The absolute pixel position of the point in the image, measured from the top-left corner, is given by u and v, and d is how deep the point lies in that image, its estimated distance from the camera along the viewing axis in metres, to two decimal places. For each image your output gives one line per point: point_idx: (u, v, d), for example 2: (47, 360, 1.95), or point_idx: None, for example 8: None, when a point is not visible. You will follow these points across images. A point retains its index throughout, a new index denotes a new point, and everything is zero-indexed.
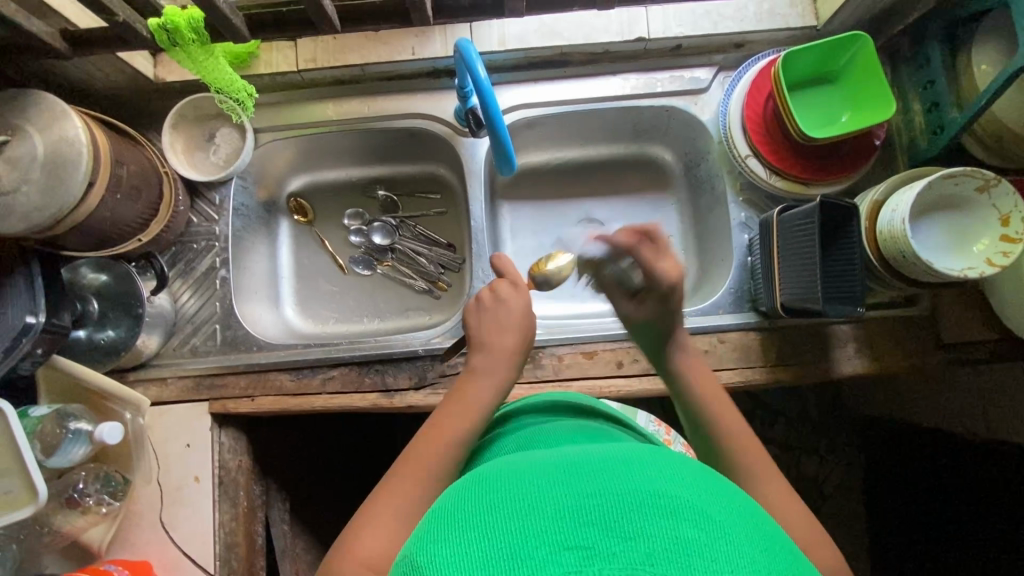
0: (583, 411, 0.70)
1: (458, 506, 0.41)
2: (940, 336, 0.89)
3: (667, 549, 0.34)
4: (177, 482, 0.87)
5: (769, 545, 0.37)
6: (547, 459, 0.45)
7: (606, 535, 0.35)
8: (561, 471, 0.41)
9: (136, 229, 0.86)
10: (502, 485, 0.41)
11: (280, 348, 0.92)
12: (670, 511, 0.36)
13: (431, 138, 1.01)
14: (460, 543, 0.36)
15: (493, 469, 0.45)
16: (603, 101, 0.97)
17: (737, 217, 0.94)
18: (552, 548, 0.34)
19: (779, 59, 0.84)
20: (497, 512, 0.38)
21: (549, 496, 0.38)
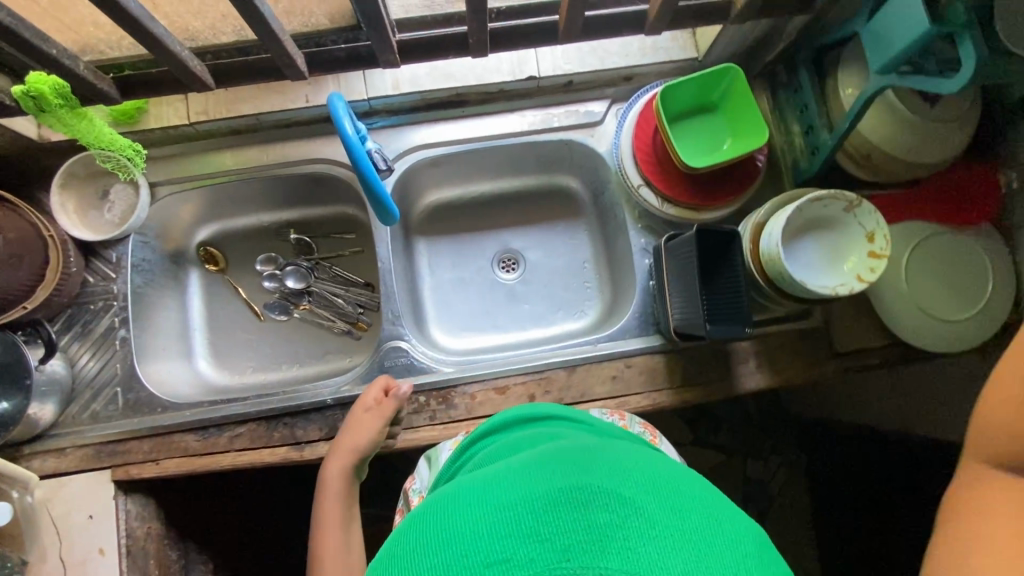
0: (530, 418, 0.72)
1: (396, 551, 0.46)
2: (835, 346, 0.94)
3: (577, 542, 0.39)
4: (79, 558, 0.84)
5: (681, 501, 0.44)
6: (472, 481, 0.50)
7: (524, 543, 0.40)
8: (481, 495, 0.46)
9: (20, 296, 0.82)
10: (430, 518, 0.46)
11: (186, 407, 0.90)
12: (578, 508, 0.42)
13: (337, 182, 1.02)
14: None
15: (426, 505, 0.50)
16: (503, 137, 1.00)
17: (636, 243, 0.97)
18: (476, 568, 0.39)
19: (658, 94, 0.87)
20: (424, 549, 0.43)
21: (468, 522, 0.43)
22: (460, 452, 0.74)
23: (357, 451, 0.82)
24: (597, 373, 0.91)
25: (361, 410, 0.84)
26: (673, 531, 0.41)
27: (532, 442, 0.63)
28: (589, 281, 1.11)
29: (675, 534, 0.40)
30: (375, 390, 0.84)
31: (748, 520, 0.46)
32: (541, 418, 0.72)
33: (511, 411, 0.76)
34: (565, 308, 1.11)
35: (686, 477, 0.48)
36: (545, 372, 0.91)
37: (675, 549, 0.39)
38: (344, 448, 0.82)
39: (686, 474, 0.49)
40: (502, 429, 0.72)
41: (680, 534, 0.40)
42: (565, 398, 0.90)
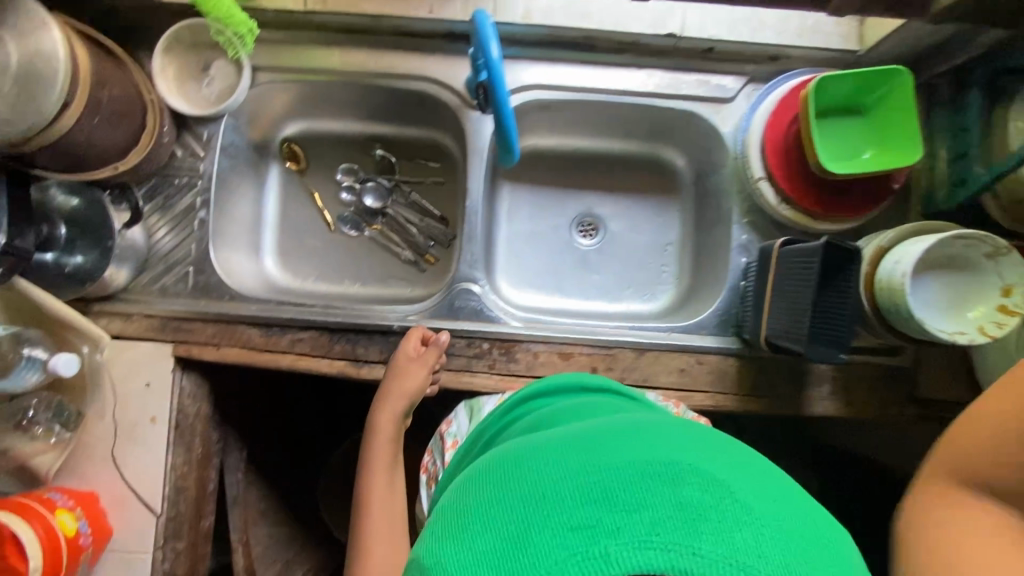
0: (593, 387, 0.72)
1: (472, 502, 0.47)
2: (916, 391, 0.89)
3: (666, 520, 0.39)
4: (131, 421, 0.86)
5: (768, 496, 0.43)
6: (547, 441, 0.50)
7: (612, 513, 0.40)
8: (562, 459, 0.46)
9: (113, 156, 0.80)
10: (506, 475, 0.47)
11: (253, 301, 0.90)
12: (667, 487, 0.41)
13: (439, 106, 0.96)
14: (475, 537, 0.42)
15: (499, 459, 0.51)
16: (622, 95, 0.93)
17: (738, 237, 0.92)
18: (561, 531, 0.40)
19: (814, 81, 0.79)
20: (505, 505, 0.44)
21: (552, 484, 0.43)
22: (519, 399, 0.73)
23: (404, 399, 0.82)
24: (665, 362, 0.88)
25: (405, 358, 0.83)
26: (762, 524, 0.40)
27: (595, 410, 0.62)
28: (667, 265, 1.07)
29: (766, 525, 0.40)
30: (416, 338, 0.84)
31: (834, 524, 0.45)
32: (605, 389, 0.72)
33: (571, 377, 0.74)
34: (636, 287, 1.07)
35: (766, 470, 0.47)
36: (613, 349, 0.88)
37: (765, 541, 0.39)
38: (394, 396, 0.82)
39: (766, 467, 0.48)
40: (564, 390, 0.72)
41: (771, 527, 0.40)
42: (627, 379, 0.87)
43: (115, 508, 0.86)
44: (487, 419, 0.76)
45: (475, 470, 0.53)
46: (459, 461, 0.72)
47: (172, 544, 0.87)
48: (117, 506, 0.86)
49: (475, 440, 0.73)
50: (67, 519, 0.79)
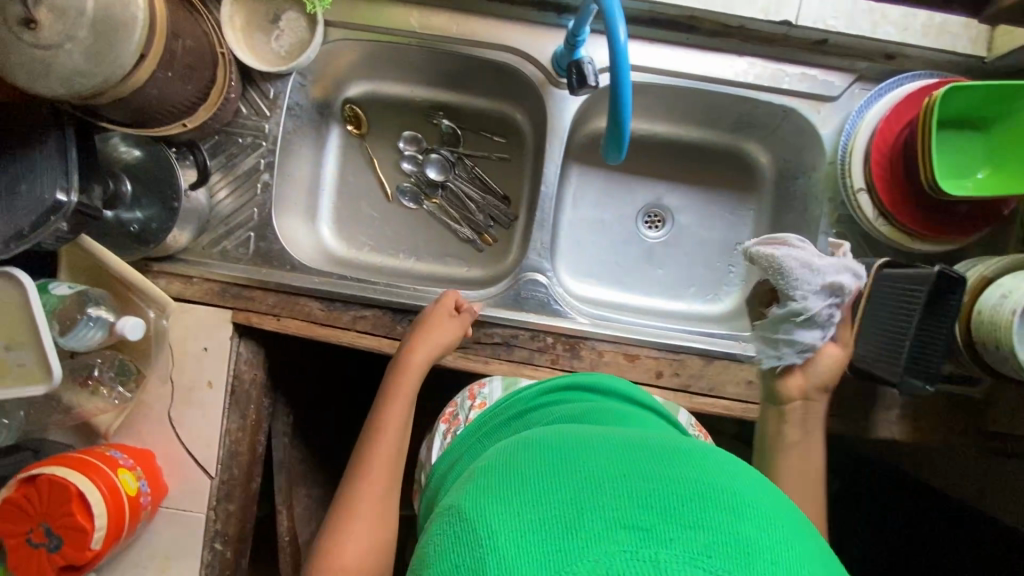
0: (622, 395, 0.70)
1: (509, 472, 0.45)
2: (988, 423, 0.86)
3: (719, 546, 0.37)
4: (189, 384, 0.86)
5: (813, 547, 0.41)
6: (599, 437, 0.49)
7: (664, 521, 0.38)
8: (611, 457, 0.44)
9: (183, 112, 0.76)
10: (550, 456, 0.46)
11: (315, 273, 0.87)
12: (727, 513, 0.39)
13: (520, 81, 0.90)
14: (517, 505, 0.41)
15: (546, 438, 0.49)
16: (718, 83, 0.86)
17: (798, 274, 0.69)
18: (611, 525, 0.38)
19: (939, 91, 0.73)
20: (551, 481, 0.42)
21: (605, 476, 0.42)
22: (554, 386, 0.71)
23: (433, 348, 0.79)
24: (733, 371, 0.86)
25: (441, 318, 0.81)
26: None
27: (629, 422, 0.61)
28: (735, 265, 1.03)
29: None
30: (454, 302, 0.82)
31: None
32: (636, 400, 0.70)
33: (619, 382, 0.74)
34: (700, 285, 1.04)
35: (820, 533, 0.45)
36: (681, 354, 0.85)
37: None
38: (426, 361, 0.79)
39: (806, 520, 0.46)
40: (603, 392, 0.70)
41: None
42: (692, 386, 0.85)
43: (170, 467, 0.86)
44: (514, 393, 0.74)
45: (508, 445, 0.51)
46: (473, 429, 0.70)
47: (224, 506, 0.88)
48: (172, 465, 0.86)
49: (496, 411, 0.71)
50: (128, 478, 0.79)
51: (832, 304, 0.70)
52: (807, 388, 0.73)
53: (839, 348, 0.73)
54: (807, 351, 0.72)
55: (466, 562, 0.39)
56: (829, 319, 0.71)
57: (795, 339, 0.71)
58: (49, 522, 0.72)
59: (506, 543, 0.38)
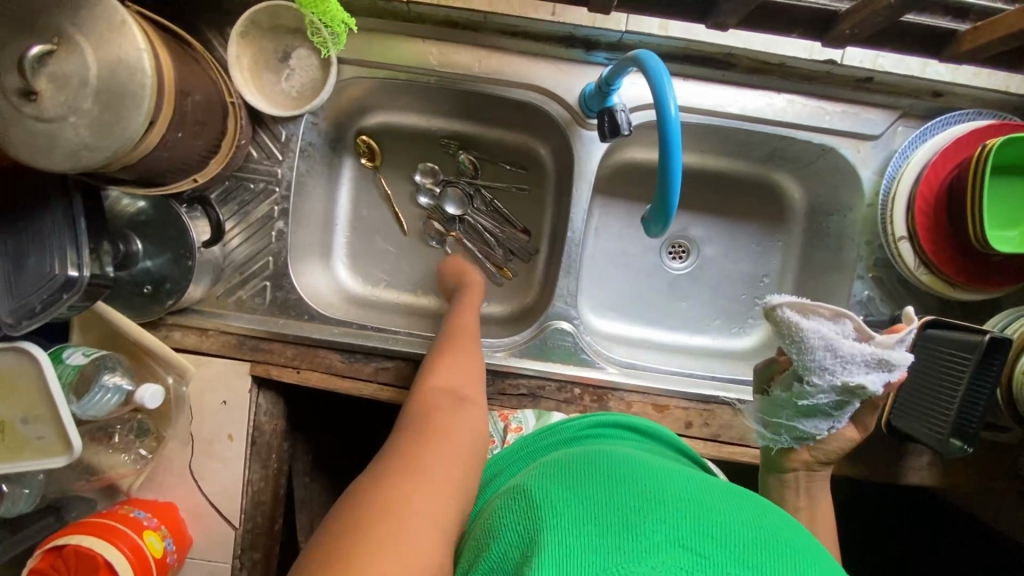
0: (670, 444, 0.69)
1: (581, 475, 0.50)
2: (1018, 469, 0.86)
3: None
4: (209, 438, 0.84)
5: None
6: (664, 469, 0.53)
7: (721, 556, 0.41)
8: (677, 489, 0.48)
9: (193, 168, 0.72)
10: (619, 474, 0.50)
11: (334, 323, 0.85)
12: (779, 561, 0.42)
13: (544, 118, 0.85)
14: (585, 500, 0.46)
15: (615, 457, 0.54)
16: (753, 122, 0.82)
17: (818, 356, 0.62)
18: (669, 541, 0.42)
19: (993, 141, 0.69)
20: (619, 491, 0.47)
21: (670, 501, 0.46)
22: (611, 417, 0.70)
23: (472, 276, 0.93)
24: None
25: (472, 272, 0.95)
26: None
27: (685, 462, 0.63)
28: (761, 298, 1.00)
29: None
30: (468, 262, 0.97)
31: None
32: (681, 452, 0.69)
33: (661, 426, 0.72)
34: (725, 318, 1.01)
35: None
36: (711, 404, 0.83)
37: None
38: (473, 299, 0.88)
39: None
40: (651, 436, 0.68)
41: None
42: (722, 436, 0.83)
43: (193, 519, 0.86)
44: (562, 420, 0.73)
45: (576, 454, 0.55)
46: (509, 452, 0.68)
47: (249, 555, 0.87)
48: (195, 518, 0.85)
49: (546, 433, 0.67)
50: (154, 539, 0.78)
51: (847, 397, 0.64)
52: (811, 462, 0.69)
53: (854, 432, 0.69)
54: (808, 440, 0.68)
55: (531, 535, 0.44)
56: (840, 413, 0.66)
57: (796, 426, 0.68)
58: None
59: (573, 529, 0.43)
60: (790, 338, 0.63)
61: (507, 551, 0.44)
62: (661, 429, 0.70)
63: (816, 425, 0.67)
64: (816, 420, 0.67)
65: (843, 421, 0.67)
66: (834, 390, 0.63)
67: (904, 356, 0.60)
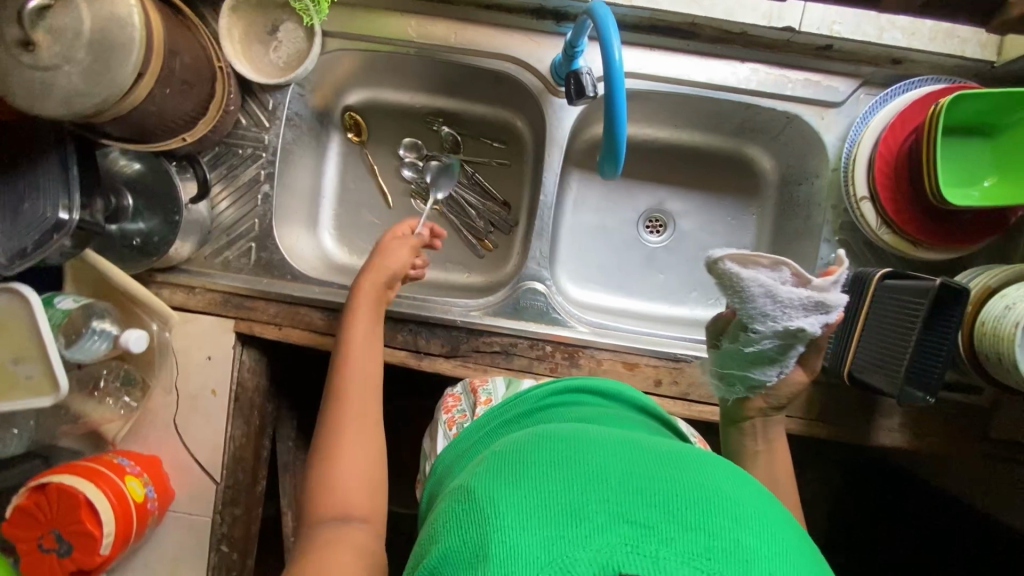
0: (623, 401, 0.69)
1: (523, 459, 0.47)
2: (989, 431, 0.86)
3: (719, 548, 0.38)
4: (193, 392, 0.87)
5: (815, 567, 0.42)
6: (609, 436, 0.50)
7: (667, 521, 0.39)
8: (623, 457, 0.46)
9: (181, 127, 0.77)
10: (562, 450, 0.47)
11: (316, 282, 0.88)
12: (729, 518, 0.40)
13: (518, 88, 0.89)
14: (522, 490, 0.42)
15: (557, 433, 0.51)
16: (718, 90, 0.85)
17: (759, 302, 0.64)
18: (614, 517, 0.39)
19: (945, 100, 0.71)
20: (558, 474, 0.44)
21: (611, 474, 0.43)
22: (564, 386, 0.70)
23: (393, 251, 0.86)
24: None
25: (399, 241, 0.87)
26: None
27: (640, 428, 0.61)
28: None
29: None
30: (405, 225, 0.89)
31: None
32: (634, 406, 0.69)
33: (619, 385, 0.72)
34: (701, 290, 1.03)
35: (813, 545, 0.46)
36: (680, 362, 0.85)
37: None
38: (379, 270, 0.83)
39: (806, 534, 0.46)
40: (608, 398, 0.69)
41: None
42: (691, 394, 0.85)
43: (176, 473, 0.88)
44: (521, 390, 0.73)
45: (521, 435, 0.53)
46: (477, 425, 0.67)
47: (230, 510, 0.90)
48: (178, 471, 0.88)
49: (507, 405, 0.67)
50: (136, 484, 0.80)
51: (790, 341, 0.67)
52: (766, 408, 0.73)
53: (804, 375, 0.72)
54: (761, 386, 0.72)
55: (470, 538, 0.41)
56: (787, 358, 0.70)
57: (748, 374, 0.72)
58: (60, 528, 0.74)
59: (511, 524, 0.40)
60: (732, 288, 0.65)
61: (448, 552, 0.41)
62: (616, 387, 0.70)
63: (765, 371, 0.71)
64: (765, 367, 0.70)
65: (793, 366, 0.71)
66: (778, 334, 0.67)
67: (840, 297, 0.63)
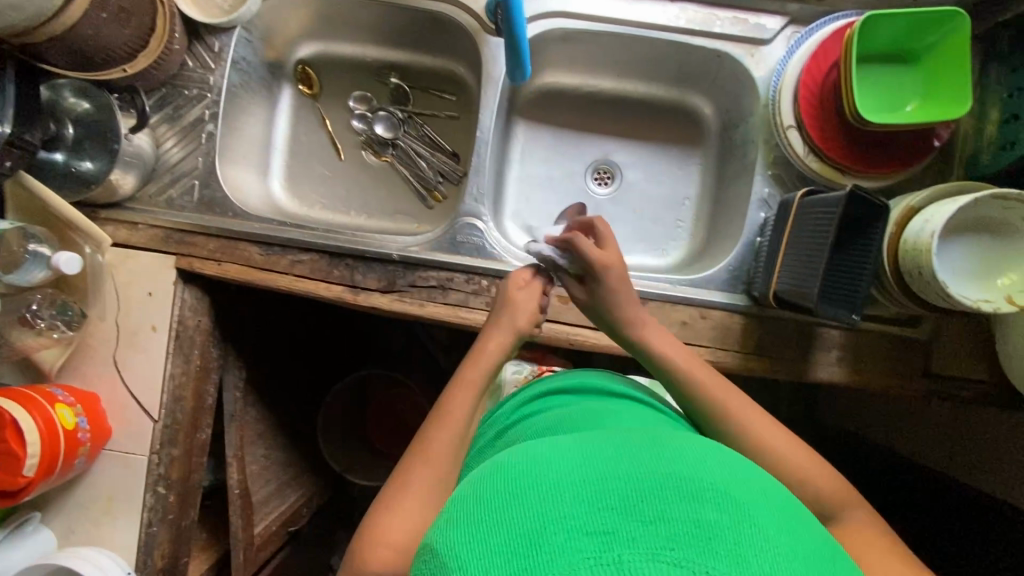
0: (608, 392, 0.72)
1: (479, 494, 0.45)
2: (930, 365, 0.85)
3: (682, 533, 0.37)
4: (133, 327, 0.88)
5: (787, 525, 0.41)
6: (567, 446, 0.49)
7: (626, 521, 0.38)
8: (576, 465, 0.44)
9: (121, 57, 0.81)
10: (516, 474, 0.45)
11: (255, 219, 0.90)
12: (685, 500, 0.40)
13: (456, 30, 0.93)
14: (480, 529, 0.41)
15: (517, 456, 0.49)
16: (648, 28, 0.88)
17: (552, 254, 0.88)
18: (573, 534, 0.38)
19: (858, 21, 0.73)
20: (515, 502, 0.42)
21: (567, 486, 0.42)
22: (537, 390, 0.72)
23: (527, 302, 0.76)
24: (668, 313, 0.85)
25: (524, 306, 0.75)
26: (786, 554, 0.38)
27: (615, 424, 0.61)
28: (683, 219, 1.02)
29: (788, 554, 0.38)
30: (525, 276, 0.77)
31: (844, 562, 0.43)
32: (622, 395, 0.71)
33: (590, 377, 0.74)
34: (648, 240, 1.02)
35: (790, 503, 0.45)
36: None
37: (786, 567, 0.37)
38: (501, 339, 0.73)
39: (778, 489, 0.46)
40: (583, 392, 0.71)
41: (790, 556, 0.38)
42: None
43: (114, 410, 0.88)
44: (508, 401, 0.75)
45: (480, 468, 0.51)
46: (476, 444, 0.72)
47: (167, 450, 0.89)
48: (116, 408, 0.88)
49: (509, 417, 0.72)
50: (66, 413, 0.80)
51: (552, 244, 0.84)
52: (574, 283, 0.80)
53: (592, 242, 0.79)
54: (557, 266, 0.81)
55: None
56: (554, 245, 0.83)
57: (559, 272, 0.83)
58: None
59: None
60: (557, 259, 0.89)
61: None
62: (587, 374, 0.76)
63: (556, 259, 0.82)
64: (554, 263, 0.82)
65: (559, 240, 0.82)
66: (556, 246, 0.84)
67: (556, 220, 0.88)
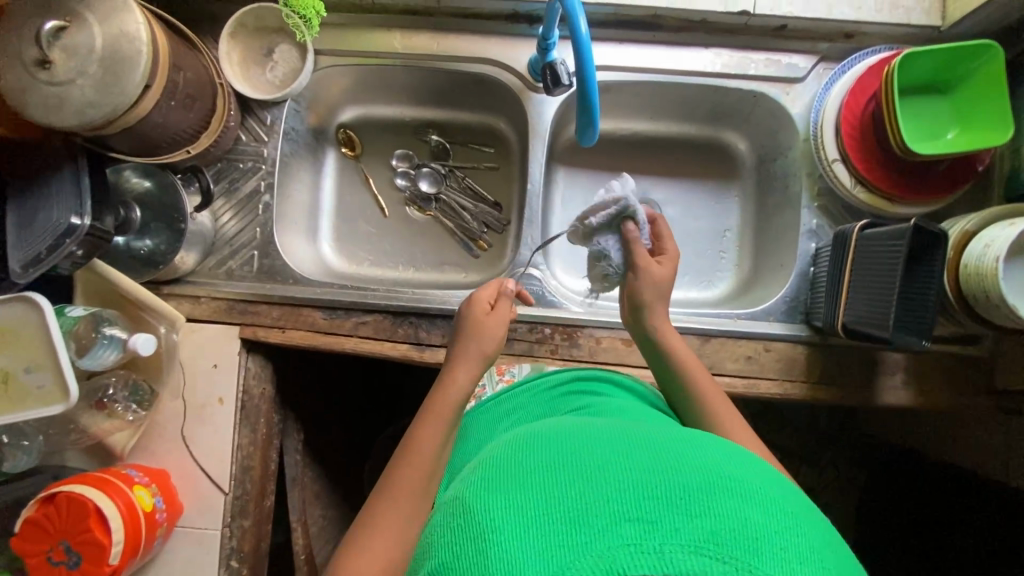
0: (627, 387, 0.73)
1: (516, 466, 0.45)
2: (994, 382, 0.86)
3: (728, 530, 0.37)
4: (200, 401, 0.88)
5: (823, 536, 0.41)
6: (605, 432, 0.49)
7: (671, 512, 0.38)
8: (618, 452, 0.44)
9: (186, 139, 0.83)
10: (555, 452, 0.45)
11: (316, 284, 0.91)
12: (733, 497, 0.39)
13: (499, 88, 0.97)
14: (520, 497, 0.41)
15: (554, 434, 0.49)
16: (687, 74, 0.91)
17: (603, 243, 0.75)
18: (616, 518, 0.38)
19: (896, 60, 0.76)
20: (555, 477, 0.42)
21: (611, 469, 0.42)
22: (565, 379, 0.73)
23: (487, 323, 0.72)
24: (732, 347, 0.87)
25: (491, 325, 0.72)
26: (827, 564, 0.38)
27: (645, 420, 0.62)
28: (726, 251, 1.03)
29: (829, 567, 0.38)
30: (490, 293, 0.74)
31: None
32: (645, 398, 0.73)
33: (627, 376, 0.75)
34: (694, 274, 1.03)
35: (821, 515, 0.45)
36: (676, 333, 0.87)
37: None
38: (469, 360, 0.71)
39: (811, 500, 0.46)
40: (616, 385, 0.73)
41: (826, 564, 0.38)
42: None
43: (185, 486, 0.88)
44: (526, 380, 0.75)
45: (511, 441, 0.51)
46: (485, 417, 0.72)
47: (238, 522, 0.88)
48: (187, 483, 0.87)
49: (497, 402, 0.73)
50: (144, 494, 0.80)
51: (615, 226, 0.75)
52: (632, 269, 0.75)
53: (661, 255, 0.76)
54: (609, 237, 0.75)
55: (468, 556, 0.39)
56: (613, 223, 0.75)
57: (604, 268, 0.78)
58: (69, 539, 0.73)
59: (511, 541, 0.38)
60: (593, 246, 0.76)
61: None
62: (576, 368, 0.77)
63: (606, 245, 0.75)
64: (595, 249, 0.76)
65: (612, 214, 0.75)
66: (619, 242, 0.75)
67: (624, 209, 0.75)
